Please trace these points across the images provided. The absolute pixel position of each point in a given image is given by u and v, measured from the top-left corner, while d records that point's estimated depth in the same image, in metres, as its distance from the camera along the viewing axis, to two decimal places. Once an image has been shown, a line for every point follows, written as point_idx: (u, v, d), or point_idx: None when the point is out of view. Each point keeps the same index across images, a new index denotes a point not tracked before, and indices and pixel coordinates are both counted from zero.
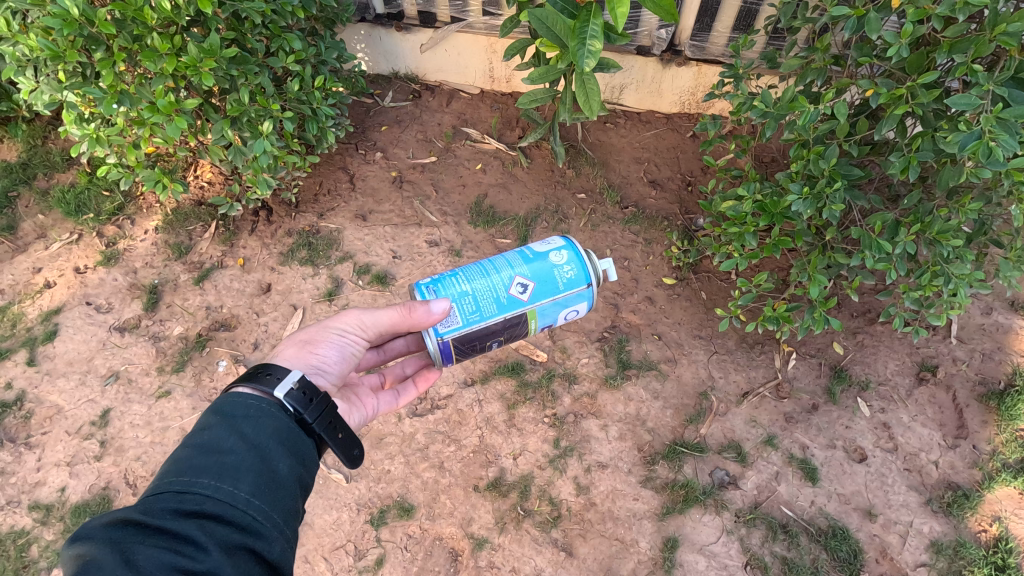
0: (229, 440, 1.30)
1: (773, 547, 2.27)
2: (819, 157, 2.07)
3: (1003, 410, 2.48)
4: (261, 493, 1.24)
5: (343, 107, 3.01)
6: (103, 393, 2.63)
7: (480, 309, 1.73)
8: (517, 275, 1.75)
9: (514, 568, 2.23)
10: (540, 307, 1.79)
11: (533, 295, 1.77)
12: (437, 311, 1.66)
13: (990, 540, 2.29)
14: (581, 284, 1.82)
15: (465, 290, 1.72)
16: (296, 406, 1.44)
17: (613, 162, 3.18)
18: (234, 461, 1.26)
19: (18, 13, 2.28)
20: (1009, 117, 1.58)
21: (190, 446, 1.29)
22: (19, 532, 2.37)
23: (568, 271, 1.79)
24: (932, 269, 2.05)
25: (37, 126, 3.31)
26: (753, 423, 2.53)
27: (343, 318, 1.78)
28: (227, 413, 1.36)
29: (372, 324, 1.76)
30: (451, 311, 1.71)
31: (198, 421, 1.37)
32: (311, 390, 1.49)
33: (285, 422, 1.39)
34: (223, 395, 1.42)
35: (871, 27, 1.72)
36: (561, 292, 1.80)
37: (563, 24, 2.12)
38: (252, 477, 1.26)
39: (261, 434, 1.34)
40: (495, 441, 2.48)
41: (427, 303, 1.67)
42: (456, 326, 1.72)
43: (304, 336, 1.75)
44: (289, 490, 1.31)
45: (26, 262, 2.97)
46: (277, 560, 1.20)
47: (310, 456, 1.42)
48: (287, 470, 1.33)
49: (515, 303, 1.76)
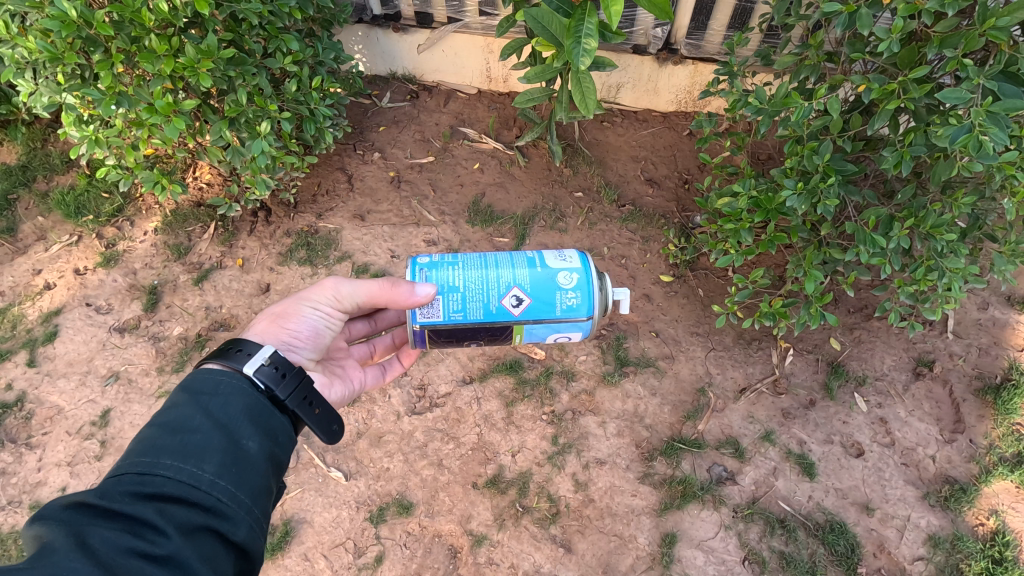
0: (196, 419, 1.31)
1: (771, 541, 2.28)
2: (814, 153, 2.09)
3: (999, 404, 2.49)
4: (226, 473, 1.25)
5: (341, 108, 3.02)
6: (104, 394, 2.64)
7: (466, 308, 1.73)
8: (516, 287, 1.73)
9: (513, 565, 2.24)
10: (528, 324, 1.79)
11: (524, 311, 1.75)
12: (419, 294, 1.68)
13: (988, 533, 2.30)
14: (580, 315, 1.78)
15: (457, 285, 1.72)
16: (267, 383, 1.44)
17: (610, 161, 3.19)
18: (199, 441, 1.27)
19: (16, 16, 2.30)
20: (999, 111, 1.60)
21: (156, 425, 1.30)
22: (21, 532, 2.38)
23: (570, 298, 1.76)
24: (926, 263, 2.06)
25: (37, 129, 3.31)
26: (751, 419, 2.54)
27: (319, 290, 1.80)
28: (195, 391, 1.37)
29: (349, 295, 1.80)
30: (437, 303, 1.72)
31: (167, 397, 1.37)
32: (284, 365, 1.50)
33: (257, 399, 1.41)
34: (192, 372, 1.42)
35: (862, 24, 1.74)
36: (556, 317, 1.78)
37: (558, 23, 2.14)
38: (218, 457, 1.27)
39: (229, 413, 1.35)
40: (493, 438, 2.49)
41: (411, 283, 1.70)
42: (436, 318, 1.73)
43: (276, 310, 1.76)
44: (258, 468, 1.32)
45: (26, 263, 2.98)
46: (243, 541, 1.23)
47: (282, 432, 1.43)
48: (256, 449, 1.34)
49: (504, 314, 1.75)
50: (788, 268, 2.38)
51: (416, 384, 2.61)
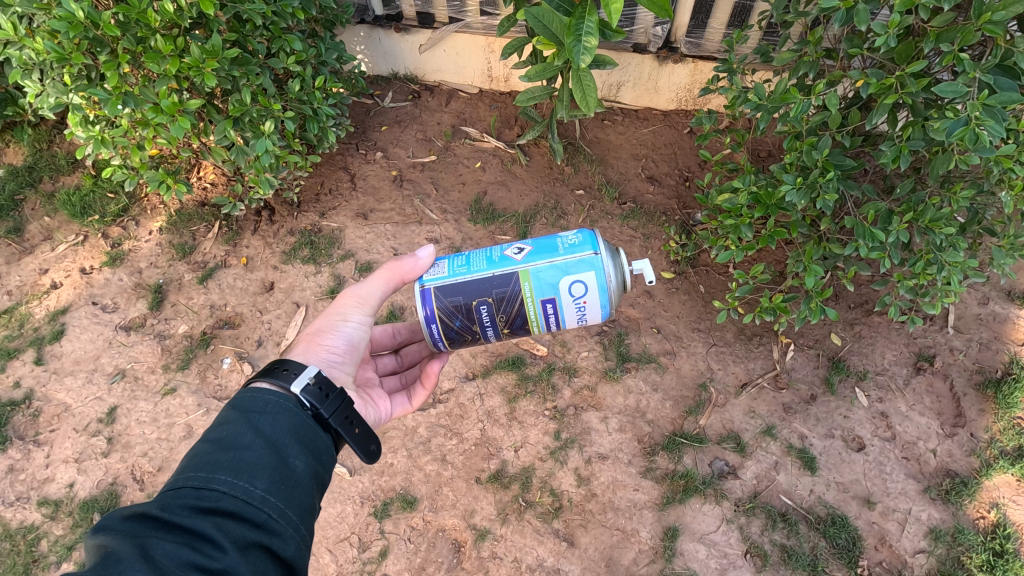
0: (247, 435, 1.33)
1: (773, 535, 2.29)
2: (813, 149, 2.11)
3: (1000, 399, 2.49)
4: (276, 490, 1.28)
5: (343, 108, 3.04)
6: (110, 391, 2.67)
7: (470, 264, 1.71)
8: (518, 240, 1.73)
9: (516, 559, 2.25)
10: (534, 268, 1.65)
11: (526, 256, 1.67)
12: (422, 258, 1.75)
13: (989, 526, 2.30)
14: (586, 249, 1.65)
15: (462, 252, 1.77)
16: (312, 402, 1.46)
17: (611, 159, 3.21)
18: (251, 458, 1.30)
19: (24, 18, 2.34)
20: (995, 103, 1.62)
21: (209, 440, 1.33)
22: (29, 528, 2.41)
23: (572, 238, 1.69)
24: (926, 257, 2.06)
25: (42, 130, 3.34)
26: (752, 414, 2.55)
27: (342, 302, 1.80)
28: (245, 408, 1.40)
29: (370, 296, 1.80)
30: (442, 264, 1.74)
31: (217, 414, 1.40)
32: (327, 385, 1.52)
33: (302, 418, 1.43)
34: (241, 390, 1.45)
35: (859, 19, 1.76)
36: (560, 255, 1.65)
37: (560, 21, 2.17)
38: (268, 474, 1.29)
39: (277, 431, 1.38)
40: (496, 434, 2.51)
41: (416, 252, 1.76)
42: (440, 276, 1.71)
43: (310, 331, 1.76)
44: (304, 486, 1.34)
45: (33, 263, 3.01)
46: (290, 557, 1.24)
47: (326, 451, 1.45)
48: (303, 467, 1.36)
49: (506, 261, 1.68)
50: (788, 264, 2.39)
51: None
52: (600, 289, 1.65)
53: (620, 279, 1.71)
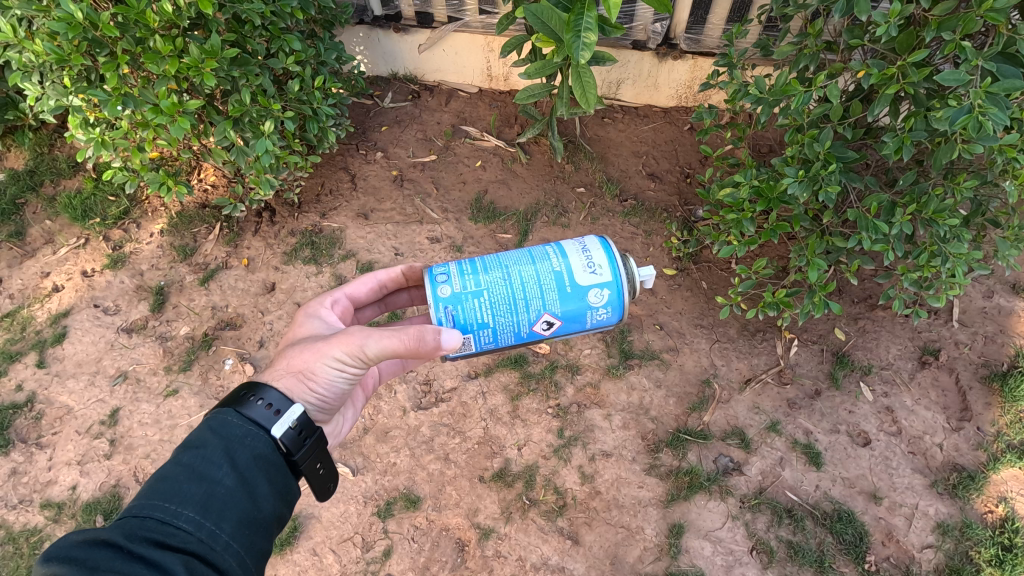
0: (221, 468, 1.33)
1: (778, 531, 2.28)
2: (814, 141, 2.10)
3: (1006, 392, 2.47)
4: (240, 534, 1.28)
5: (343, 108, 3.03)
6: (112, 393, 2.67)
7: (498, 339, 1.70)
8: (546, 313, 1.67)
9: (520, 557, 2.24)
10: (559, 338, 1.77)
11: (555, 331, 1.72)
12: (448, 346, 1.56)
13: (997, 521, 2.28)
14: (609, 324, 1.76)
15: (486, 322, 1.66)
16: (288, 445, 1.45)
17: (611, 157, 3.20)
18: (221, 495, 1.29)
19: (23, 20, 2.35)
20: (998, 91, 1.61)
21: (182, 465, 1.31)
22: (32, 530, 2.40)
23: (601, 314, 1.71)
24: (930, 249, 2.05)
25: (43, 134, 3.37)
26: (757, 410, 2.54)
27: (339, 347, 1.61)
28: (222, 435, 1.38)
29: (373, 355, 1.59)
30: (467, 340, 1.68)
31: (191, 436, 1.39)
32: (308, 428, 1.50)
33: (276, 458, 1.42)
34: (220, 412, 1.43)
35: (860, 9, 1.75)
36: (587, 329, 1.75)
37: (558, 18, 2.14)
38: (236, 515, 1.29)
39: (251, 466, 1.37)
40: (499, 432, 2.50)
41: (439, 334, 1.54)
42: (467, 351, 1.71)
43: (300, 364, 1.62)
44: (266, 530, 1.35)
45: (35, 266, 3.01)
46: None
47: (292, 492, 1.46)
48: (268, 509, 1.37)
49: (534, 335, 1.72)
50: (790, 258, 2.38)
51: (422, 379, 2.62)
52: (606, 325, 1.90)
53: (631, 286, 1.75)
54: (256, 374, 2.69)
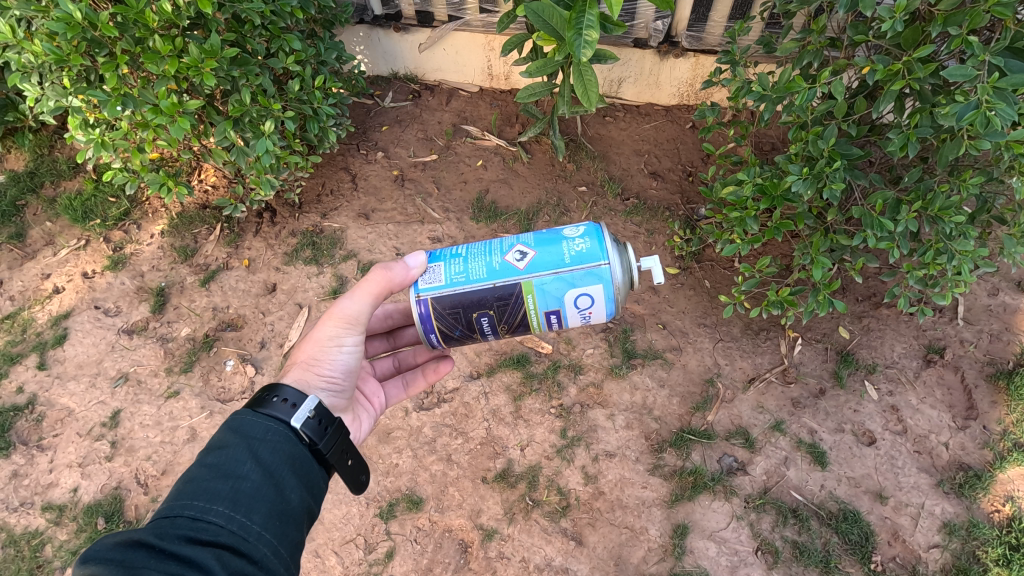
0: (246, 464, 1.32)
1: (783, 531, 2.26)
2: (818, 138, 2.08)
3: (1011, 390, 2.45)
4: (272, 525, 1.27)
5: (343, 107, 3.01)
6: (113, 395, 2.66)
7: (468, 271, 1.62)
8: (518, 242, 1.64)
9: (523, 558, 2.23)
10: (539, 280, 1.59)
11: (530, 265, 1.60)
12: (414, 267, 1.65)
13: (1003, 520, 2.26)
14: (593, 260, 1.59)
15: (459, 252, 1.67)
16: (311, 435, 1.44)
17: (613, 155, 3.19)
18: (249, 489, 1.28)
19: (22, 21, 2.34)
20: (1006, 86, 1.60)
21: (207, 465, 1.31)
22: (33, 533, 2.39)
23: (578, 244, 1.60)
24: (935, 246, 2.02)
25: (43, 136, 3.36)
26: (761, 410, 2.52)
27: (329, 326, 1.68)
28: (245, 433, 1.37)
29: (359, 312, 1.68)
30: (437, 269, 1.65)
31: (215, 438, 1.38)
32: (327, 417, 1.49)
33: (300, 449, 1.41)
34: (240, 412, 1.42)
35: (864, 5, 1.73)
36: (567, 266, 1.58)
37: (559, 15, 2.10)
38: (265, 507, 1.28)
39: (276, 460, 1.36)
40: (501, 433, 2.49)
41: (403, 260, 1.66)
42: (437, 284, 1.63)
43: (303, 357, 1.66)
44: (298, 521, 1.33)
45: (35, 268, 3.00)
46: None
47: (320, 484, 1.44)
48: (298, 500, 1.35)
49: (508, 270, 1.60)
50: (794, 257, 2.37)
51: None
52: (607, 299, 1.61)
53: (629, 279, 1.66)
54: (257, 375, 2.68)
